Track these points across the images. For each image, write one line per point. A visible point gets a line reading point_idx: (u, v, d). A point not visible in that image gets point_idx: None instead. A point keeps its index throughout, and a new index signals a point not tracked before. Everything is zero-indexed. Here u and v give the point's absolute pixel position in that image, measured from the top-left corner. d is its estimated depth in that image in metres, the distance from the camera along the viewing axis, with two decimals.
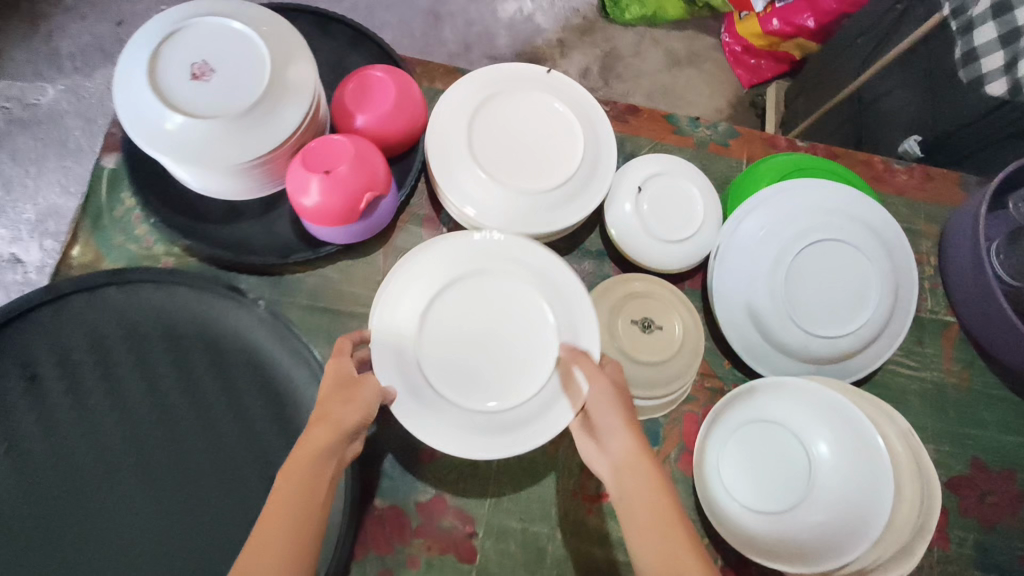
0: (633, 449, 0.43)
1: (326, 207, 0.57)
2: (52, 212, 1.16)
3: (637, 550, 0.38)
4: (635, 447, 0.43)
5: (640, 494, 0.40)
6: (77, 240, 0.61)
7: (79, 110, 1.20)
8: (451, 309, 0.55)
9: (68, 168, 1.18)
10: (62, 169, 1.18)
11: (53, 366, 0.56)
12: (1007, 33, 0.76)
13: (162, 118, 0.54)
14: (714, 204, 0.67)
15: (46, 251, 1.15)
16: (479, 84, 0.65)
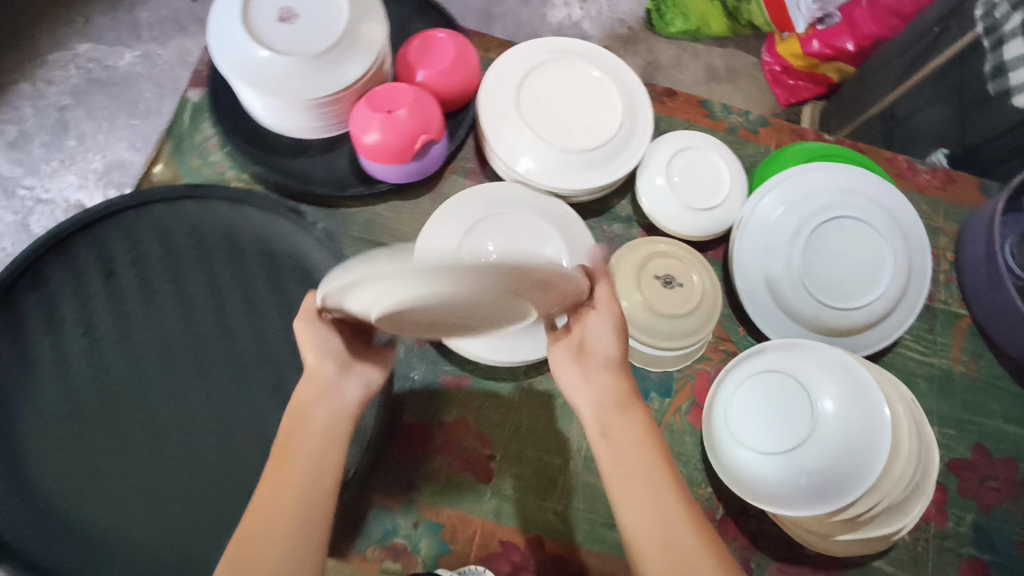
0: (626, 394, 0.50)
1: (385, 145, 0.64)
2: (118, 165, 1.23)
3: (632, 500, 0.45)
4: (625, 394, 0.50)
5: (634, 446, 0.47)
6: (160, 159, 0.69)
7: (153, 76, 1.27)
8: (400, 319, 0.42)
9: (136, 127, 1.25)
10: (130, 127, 1.25)
11: (129, 264, 0.62)
12: None
13: (250, 52, 0.61)
14: (741, 179, 0.71)
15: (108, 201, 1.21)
16: (531, 52, 0.71)
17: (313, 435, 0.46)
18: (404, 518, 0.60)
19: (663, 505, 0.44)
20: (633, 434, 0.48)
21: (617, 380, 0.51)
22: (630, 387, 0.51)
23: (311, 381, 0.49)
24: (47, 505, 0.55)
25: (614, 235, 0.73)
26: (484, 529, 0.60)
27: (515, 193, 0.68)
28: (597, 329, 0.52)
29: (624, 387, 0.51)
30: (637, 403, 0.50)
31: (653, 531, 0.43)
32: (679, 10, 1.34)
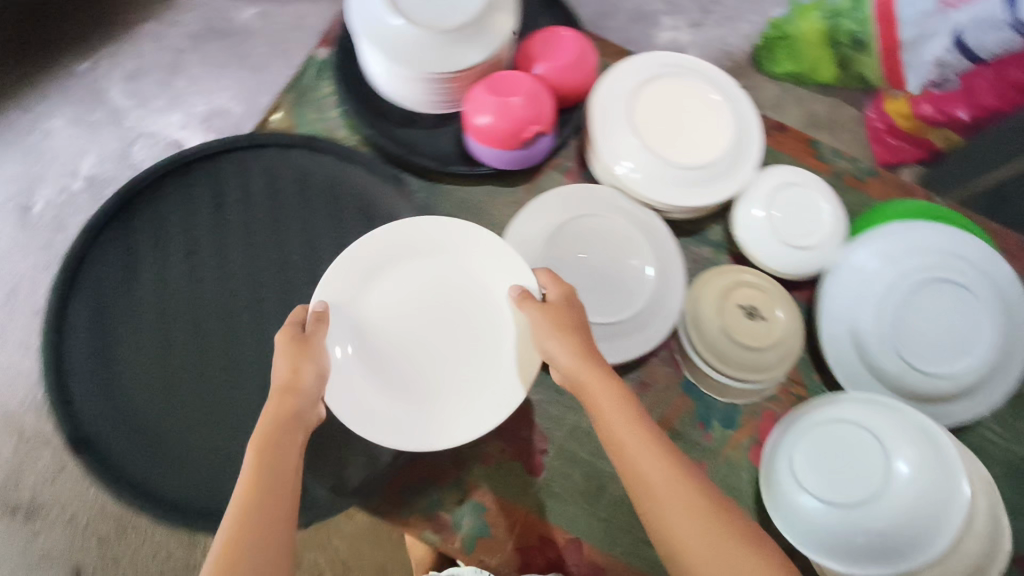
0: (580, 355, 0.51)
1: (494, 129, 0.65)
2: (217, 112, 1.24)
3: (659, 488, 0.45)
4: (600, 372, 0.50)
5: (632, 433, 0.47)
6: (280, 108, 0.72)
7: (266, 32, 1.29)
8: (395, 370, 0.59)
9: (241, 79, 1.26)
10: (238, 77, 1.26)
11: (237, 200, 0.65)
12: None
13: (384, 20, 0.63)
14: (842, 223, 0.69)
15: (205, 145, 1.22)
16: (649, 62, 0.71)
17: (289, 448, 0.45)
18: (450, 493, 0.61)
19: (670, 484, 0.45)
20: (609, 405, 0.48)
21: (569, 363, 0.51)
22: (580, 352, 0.51)
23: (294, 392, 0.48)
24: (127, 409, 0.58)
25: (701, 258, 0.72)
26: (525, 520, 0.60)
27: (611, 198, 0.68)
28: (553, 345, 0.52)
29: (576, 353, 0.51)
30: (605, 373, 0.50)
31: (676, 517, 0.44)
32: (790, 53, 1.29)
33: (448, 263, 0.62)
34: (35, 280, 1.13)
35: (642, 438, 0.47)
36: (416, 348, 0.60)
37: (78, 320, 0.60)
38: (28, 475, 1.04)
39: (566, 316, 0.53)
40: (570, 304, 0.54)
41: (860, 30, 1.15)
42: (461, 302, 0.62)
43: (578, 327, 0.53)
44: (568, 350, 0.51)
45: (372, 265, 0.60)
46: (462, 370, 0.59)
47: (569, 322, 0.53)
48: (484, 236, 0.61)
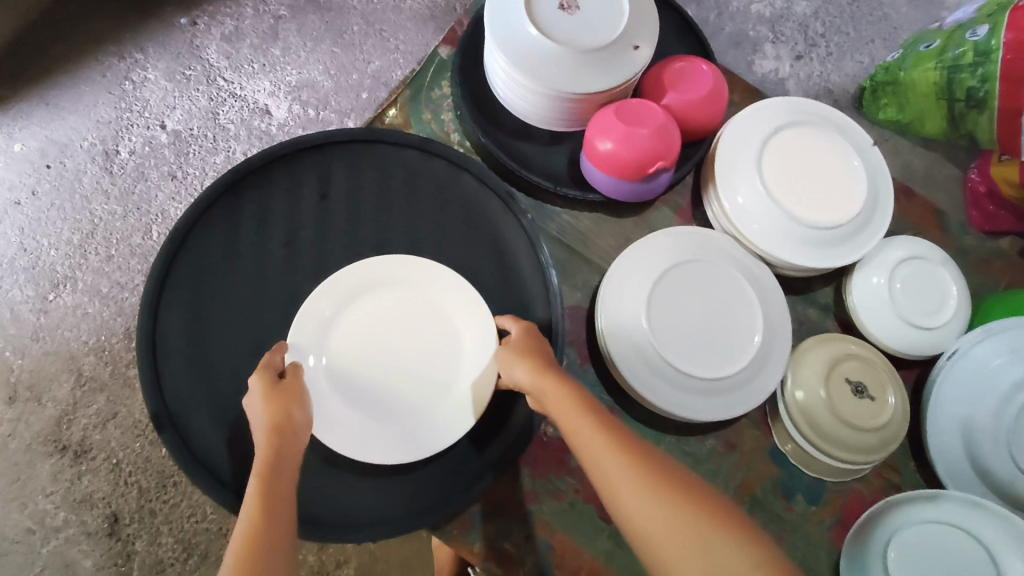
0: (533, 369, 0.48)
1: (616, 157, 0.62)
2: (307, 85, 1.22)
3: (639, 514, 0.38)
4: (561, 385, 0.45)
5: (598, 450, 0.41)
6: (396, 103, 0.70)
7: (364, 11, 1.27)
8: (365, 393, 0.57)
9: (335, 54, 1.24)
10: (329, 53, 1.24)
11: (343, 193, 0.64)
12: None
13: (521, 30, 0.61)
14: (964, 311, 0.65)
15: (292, 114, 1.21)
16: (786, 106, 0.68)
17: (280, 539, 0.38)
18: (518, 527, 0.58)
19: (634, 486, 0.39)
20: (567, 415, 0.43)
21: (525, 381, 0.48)
22: (532, 367, 0.48)
23: (285, 428, 0.46)
24: (210, 391, 0.57)
25: (806, 320, 0.69)
26: (591, 567, 0.58)
27: (723, 245, 0.65)
28: (513, 367, 0.50)
29: (529, 370, 0.48)
30: (561, 379, 0.46)
31: (649, 523, 0.37)
32: (896, 96, 0.96)
33: (419, 294, 0.61)
34: (111, 227, 1.13)
35: (602, 442, 0.41)
36: (390, 372, 0.58)
37: (174, 295, 0.59)
38: (80, 418, 1.04)
39: (528, 345, 0.51)
40: (531, 336, 0.53)
41: (981, 87, 0.80)
42: (431, 333, 0.60)
43: (538, 351, 0.51)
44: (524, 368, 0.48)
45: (349, 293, 0.59)
46: (436, 399, 0.58)
47: (529, 347, 0.51)
48: (451, 273, 0.60)
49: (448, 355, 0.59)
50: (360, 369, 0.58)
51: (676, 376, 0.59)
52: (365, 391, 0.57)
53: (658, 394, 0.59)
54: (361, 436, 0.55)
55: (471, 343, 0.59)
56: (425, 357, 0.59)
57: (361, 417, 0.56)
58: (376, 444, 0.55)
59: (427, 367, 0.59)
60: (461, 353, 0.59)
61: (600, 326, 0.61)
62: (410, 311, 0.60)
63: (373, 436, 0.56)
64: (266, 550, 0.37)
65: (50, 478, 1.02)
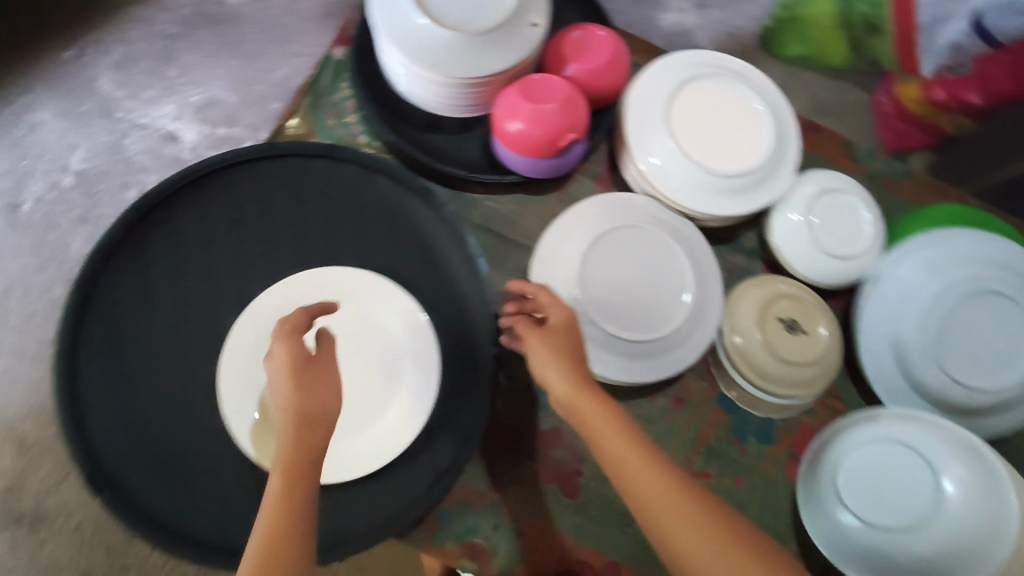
0: (571, 382, 0.49)
1: (527, 136, 0.62)
2: (213, 103, 1.16)
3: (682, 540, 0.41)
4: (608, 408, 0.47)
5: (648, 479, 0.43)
6: (296, 113, 0.68)
7: (260, 17, 1.20)
8: None
9: (236, 67, 1.17)
10: (230, 66, 1.17)
11: (255, 215, 0.62)
12: None
13: (412, 23, 0.59)
14: (881, 232, 0.68)
15: (203, 137, 1.15)
16: (685, 61, 0.68)
17: (293, 536, 0.39)
18: (485, 518, 0.59)
19: (656, 493, 0.42)
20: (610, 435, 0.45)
21: (560, 390, 0.49)
22: (571, 377, 0.49)
23: (313, 422, 0.45)
24: (146, 440, 0.55)
25: (734, 267, 0.71)
26: (563, 543, 0.59)
27: (645, 207, 0.66)
28: (546, 370, 0.50)
29: (567, 381, 0.49)
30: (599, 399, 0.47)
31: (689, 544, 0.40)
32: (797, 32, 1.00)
33: (349, 307, 0.60)
34: (28, 282, 1.07)
35: (629, 454, 0.44)
36: None
37: (91, 348, 0.56)
38: (31, 483, 0.99)
39: (560, 342, 0.51)
40: (570, 332, 0.52)
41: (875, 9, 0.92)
42: (368, 346, 0.60)
43: (571, 350, 0.51)
44: (561, 376, 0.49)
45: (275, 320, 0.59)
46: (385, 411, 0.58)
47: (566, 345, 0.51)
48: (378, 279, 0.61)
49: (386, 361, 0.59)
50: None
51: (619, 343, 0.60)
52: None
53: (602, 363, 0.60)
54: None
55: (406, 346, 0.60)
56: (367, 370, 0.59)
57: None
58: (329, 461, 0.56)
59: (367, 376, 0.59)
60: (400, 356, 0.59)
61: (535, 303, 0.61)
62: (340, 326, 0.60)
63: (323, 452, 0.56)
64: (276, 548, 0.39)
65: (8, 552, 0.97)
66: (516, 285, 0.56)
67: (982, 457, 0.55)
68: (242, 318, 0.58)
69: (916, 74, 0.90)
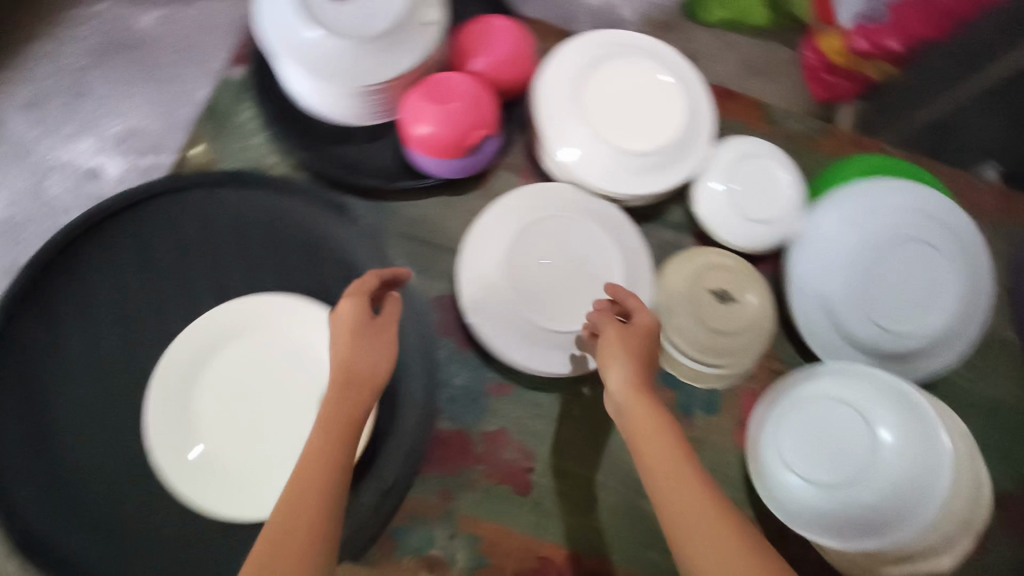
0: (632, 383, 0.46)
1: (436, 137, 0.60)
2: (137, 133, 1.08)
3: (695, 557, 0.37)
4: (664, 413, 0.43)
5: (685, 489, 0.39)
6: (198, 140, 0.65)
7: (172, 34, 1.11)
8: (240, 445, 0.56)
9: (156, 91, 1.10)
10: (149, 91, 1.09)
11: (165, 252, 0.60)
12: None
13: (301, 35, 0.57)
14: (801, 192, 0.68)
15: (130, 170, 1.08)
16: (590, 43, 0.68)
17: (321, 487, 0.38)
18: (440, 529, 0.58)
19: (697, 514, 0.38)
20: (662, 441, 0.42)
21: (621, 386, 0.46)
22: (632, 378, 0.46)
23: (358, 378, 0.44)
24: (74, 499, 0.53)
25: (664, 243, 0.71)
26: (521, 543, 0.58)
27: (566, 195, 0.65)
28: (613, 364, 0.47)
29: (627, 382, 0.46)
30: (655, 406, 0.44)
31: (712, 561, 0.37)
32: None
33: (273, 332, 0.59)
34: None
35: (671, 459, 0.41)
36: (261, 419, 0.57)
37: (6, 411, 0.54)
38: None
39: (637, 340, 0.48)
40: (651, 338, 0.50)
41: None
42: (296, 372, 0.58)
43: (642, 351, 0.48)
44: (625, 377, 0.46)
45: (198, 356, 0.57)
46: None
47: (639, 346, 0.49)
48: (300, 299, 0.59)
49: (317, 382, 0.58)
50: (230, 424, 0.56)
51: (552, 336, 0.60)
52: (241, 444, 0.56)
53: (539, 358, 0.61)
54: (245, 489, 0.54)
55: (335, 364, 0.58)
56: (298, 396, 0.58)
57: (243, 470, 0.55)
58: (265, 492, 0.54)
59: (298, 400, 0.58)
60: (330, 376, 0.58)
61: (466, 311, 0.61)
62: (265, 354, 0.58)
63: (259, 484, 0.54)
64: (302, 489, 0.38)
65: None
66: (606, 286, 0.55)
67: (913, 405, 0.56)
68: (164, 359, 0.56)
69: (834, 24, 0.91)
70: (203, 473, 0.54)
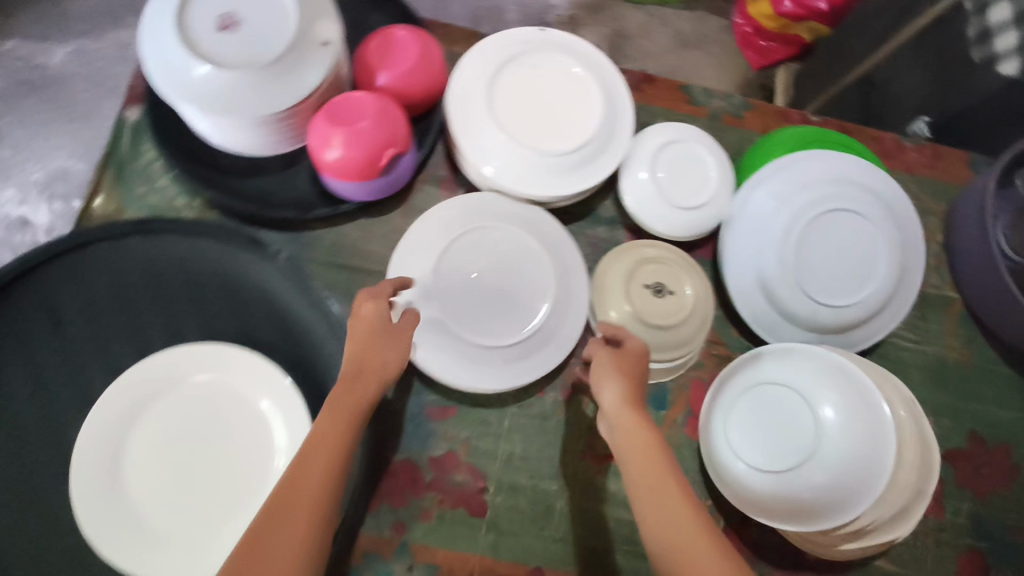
0: (624, 401, 0.49)
1: (348, 161, 0.58)
2: (61, 175, 1.07)
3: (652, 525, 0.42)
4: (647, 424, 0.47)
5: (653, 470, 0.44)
6: (100, 191, 0.62)
7: (89, 74, 1.10)
8: (178, 505, 0.54)
9: (76, 132, 1.08)
10: (70, 132, 1.08)
11: (77, 312, 0.57)
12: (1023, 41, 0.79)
13: (190, 68, 0.54)
14: (728, 175, 0.68)
15: (56, 214, 1.06)
16: (499, 44, 0.66)
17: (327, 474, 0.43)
18: (397, 562, 0.57)
19: (668, 510, 0.42)
20: (645, 442, 0.46)
21: (612, 405, 0.49)
22: (624, 398, 0.49)
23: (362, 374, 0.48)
24: None
25: (599, 240, 0.70)
26: (482, 565, 0.58)
27: (493, 204, 0.64)
28: (604, 391, 0.50)
29: (620, 400, 0.49)
30: (646, 427, 0.47)
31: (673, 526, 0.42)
32: None
33: (201, 385, 0.57)
34: None
35: (649, 448, 0.45)
36: (197, 476, 0.55)
37: None
38: None
39: (633, 368, 0.51)
40: (642, 364, 0.52)
41: None
42: (231, 423, 0.56)
43: (636, 378, 0.51)
44: (615, 394, 0.50)
45: (123, 421, 0.54)
46: (265, 484, 0.55)
47: (630, 370, 0.51)
48: (226, 348, 0.57)
49: (252, 430, 0.56)
50: (164, 486, 0.54)
51: (492, 353, 0.59)
52: (178, 504, 0.54)
53: (482, 377, 0.59)
54: (188, 550, 0.52)
55: (270, 410, 0.56)
56: (237, 448, 0.56)
57: (184, 531, 0.53)
58: (210, 551, 0.53)
59: (235, 451, 0.56)
60: (265, 423, 0.56)
61: None
62: (195, 409, 0.56)
63: (202, 543, 0.53)
64: (301, 483, 0.42)
65: None
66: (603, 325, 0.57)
67: (852, 377, 0.56)
68: (84, 429, 0.53)
69: None
70: (142, 541, 0.52)
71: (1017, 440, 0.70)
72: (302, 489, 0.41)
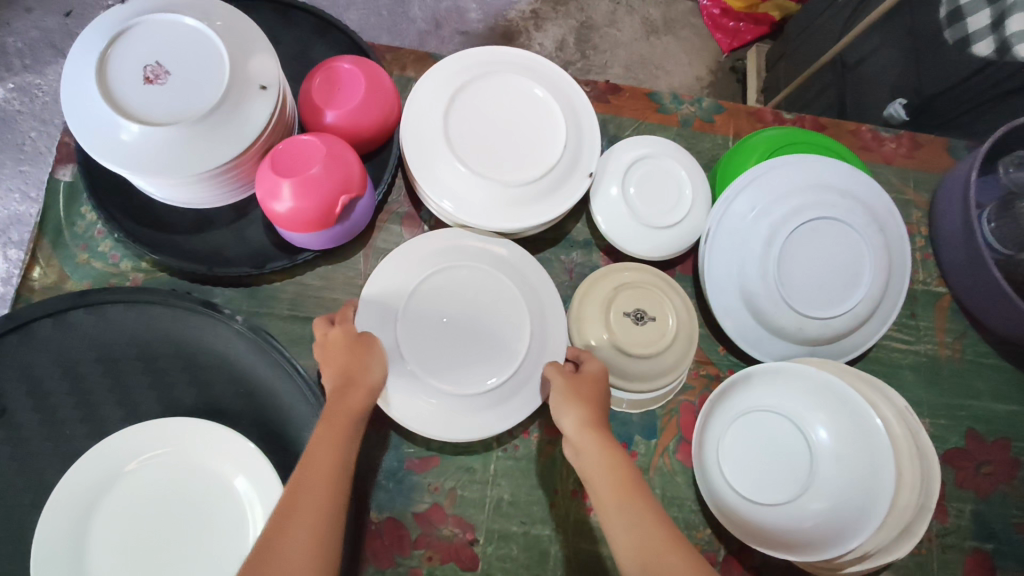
0: (584, 422, 0.48)
1: (300, 212, 0.54)
2: (14, 221, 1.01)
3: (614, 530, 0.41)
4: (604, 440, 0.46)
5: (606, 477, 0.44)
6: (38, 260, 0.58)
7: (34, 110, 1.04)
8: None
9: (26, 174, 1.03)
10: (19, 174, 1.03)
11: (24, 398, 0.53)
12: (998, 17, 0.76)
13: (117, 127, 0.50)
14: (703, 187, 0.65)
15: (11, 261, 1.01)
16: (453, 70, 0.62)
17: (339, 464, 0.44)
18: None
19: (629, 516, 0.41)
20: (605, 451, 0.45)
21: (571, 428, 0.48)
22: (583, 420, 0.48)
23: (352, 378, 0.50)
24: None
25: (574, 265, 0.67)
26: None
27: (459, 240, 0.60)
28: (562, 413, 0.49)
29: (579, 423, 0.48)
30: (607, 446, 0.46)
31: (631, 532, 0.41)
32: None
33: (162, 462, 0.54)
34: None
35: (608, 460, 0.45)
36: (163, 560, 0.51)
37: None
38: None
39: (590, 388, 0.50)
40: (599, 384, 0.51)
41: None
42: (198, 504, 0.53)
43: (596, 400, 0.50)
44: (574, 415, 0.49)
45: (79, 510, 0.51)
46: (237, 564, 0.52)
47: (586, 393, 0.50)
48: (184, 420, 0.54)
49: (219, 503, 0.53)
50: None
51: (470, 401, 0.56)
52: None
53: (462, 427, 0.56)
54: None
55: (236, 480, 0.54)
56: (204, 527, 0.53)
57: None
58: None
59: (203, 528, 0.53)
60: (233, 494, 0.53)
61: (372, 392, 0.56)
62: (157, 488, 0.53)
63: None
64: (315, 475, 0.42)
65: None
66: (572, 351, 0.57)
67: (844, 396, 0.54)
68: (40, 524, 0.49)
69: None
70: None
71: (1016, 434, 0.68)
72: (311, 490, 0.41)
